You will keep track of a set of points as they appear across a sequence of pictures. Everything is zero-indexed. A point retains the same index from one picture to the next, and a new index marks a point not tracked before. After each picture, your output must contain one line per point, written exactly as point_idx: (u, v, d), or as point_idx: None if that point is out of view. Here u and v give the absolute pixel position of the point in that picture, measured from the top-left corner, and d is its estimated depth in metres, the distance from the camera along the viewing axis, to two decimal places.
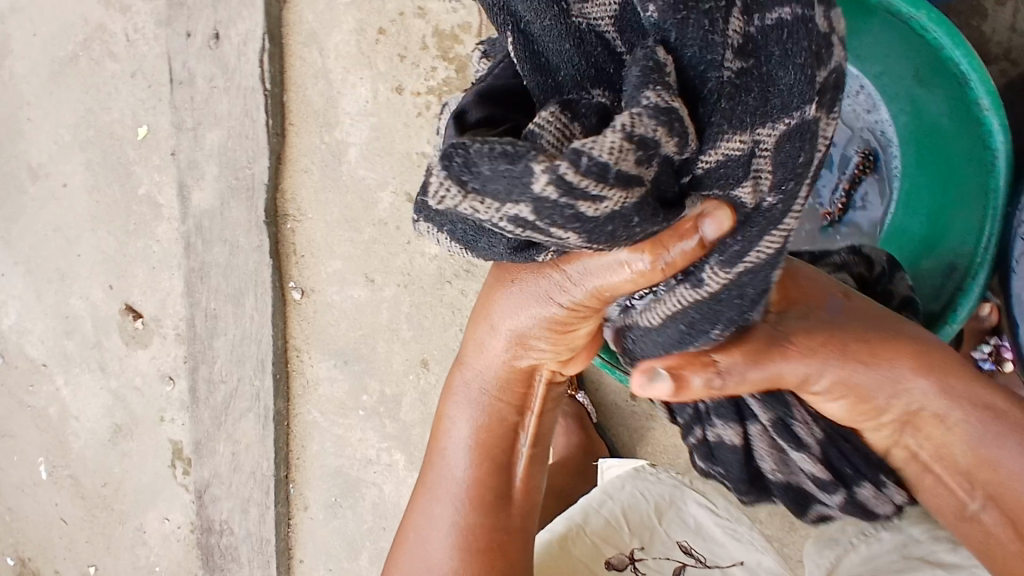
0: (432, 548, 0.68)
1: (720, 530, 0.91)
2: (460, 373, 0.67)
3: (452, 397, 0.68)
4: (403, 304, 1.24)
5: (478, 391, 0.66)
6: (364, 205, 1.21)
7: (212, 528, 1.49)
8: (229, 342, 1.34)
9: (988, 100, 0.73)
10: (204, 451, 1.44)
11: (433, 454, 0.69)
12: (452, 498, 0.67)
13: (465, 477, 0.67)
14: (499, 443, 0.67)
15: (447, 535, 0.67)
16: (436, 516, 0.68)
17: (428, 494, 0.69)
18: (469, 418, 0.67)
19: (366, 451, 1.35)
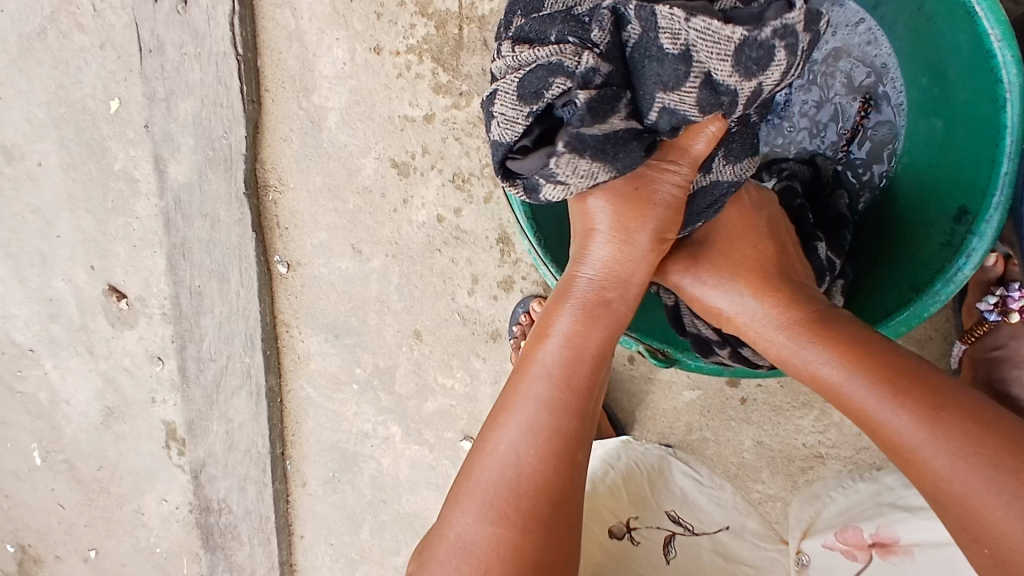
0: (517, 482, 0.58)
1: (705, 499, 0.91)
2: (572, 294, 0.66)
3: (563, 319, 0.65)
4: (392, 274, 1.20)
5: (599, 315, 0.65)
6: (347, 173, 1.17)
7: (211, 507, 1.47)
8: (217, 319, 1.30)
9: (998, 32, 0.67)
10: (198, 431, 1.42)
11: (531, 376, 0.62)
12: (545, 425, 0.60)
13: (568, 405, 0.61)
14: (601, 348, 0.64)
15: (540, 468, 0.58)
16: (521, 444, 0.59)
17: (516, 419, 0.60)
18: (569, 321, 0.64)
19: (362, 425, 1.33)
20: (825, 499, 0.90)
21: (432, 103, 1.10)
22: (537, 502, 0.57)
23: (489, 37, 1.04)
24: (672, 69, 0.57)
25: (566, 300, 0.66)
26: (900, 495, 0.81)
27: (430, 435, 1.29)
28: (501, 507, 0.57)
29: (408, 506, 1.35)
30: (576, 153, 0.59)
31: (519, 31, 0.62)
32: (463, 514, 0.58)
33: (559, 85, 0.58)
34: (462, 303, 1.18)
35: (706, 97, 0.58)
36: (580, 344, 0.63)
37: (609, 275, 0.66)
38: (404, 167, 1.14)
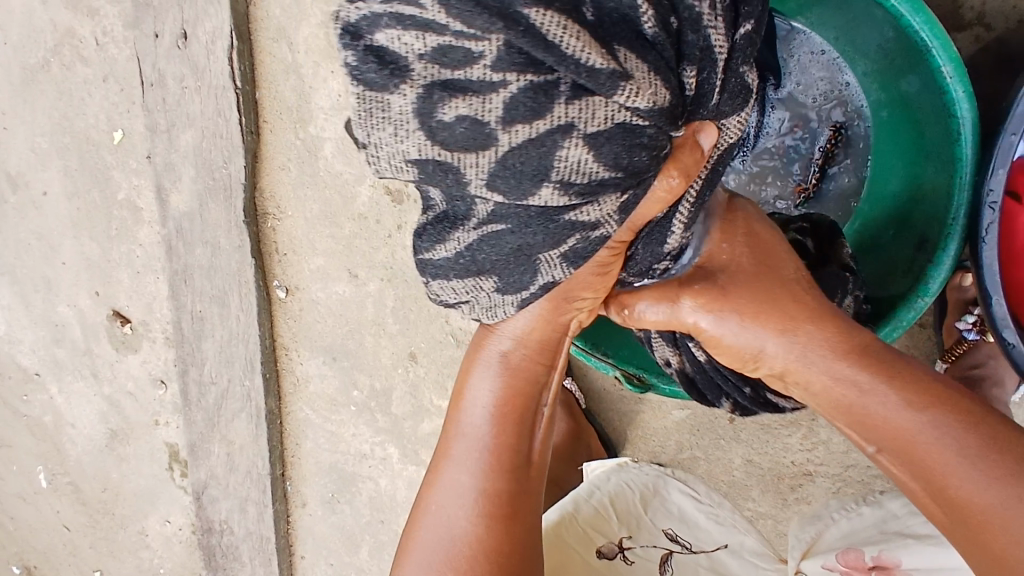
0: (446, 551, 0.64)
1: (702, 515, 0.92)
2: (489, 359, 0.65)
3: (475, 388, 0.66)
4: (388, 297, 1.23)
5: (510, 384, 0.65)
6: (343, 200, 1.20)
7: (212, 528, 1.50)
8: (217, 343, 1.33)
9: (949, 69, 0.69)
10: (200, 452, 1.45)
11: (445, 444, 0.67)
12: (481, 489, 0.65)
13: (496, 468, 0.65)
14: (521, 405, 0.66)
15: (465, 528, 0.64)
16: (457, 514, 0.65)
17: (445, 485, 0.66)
18: (490, 379, 0.65)
19: (360, 446, 1.36)
20: (826, 520, 0.92)
21: None
22: (471, 565, 0.63)
23: None
24: (535, 159, 0.47)
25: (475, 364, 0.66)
26: (906, 523, 0.82)
27: (426, 455, 1.31)
28: (438, 571, 0.64)
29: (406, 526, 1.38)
30: (445, 276, 0.58)
31: (452, 145, 0.47)
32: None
33: (450, 238, 0.55)
34: (456, 325, 1.20)
35: (606, 154, 0.48)
36: (501, 421, 0.65)
37: (519, 342, 0.64)
38: (398, 193, 1.17)
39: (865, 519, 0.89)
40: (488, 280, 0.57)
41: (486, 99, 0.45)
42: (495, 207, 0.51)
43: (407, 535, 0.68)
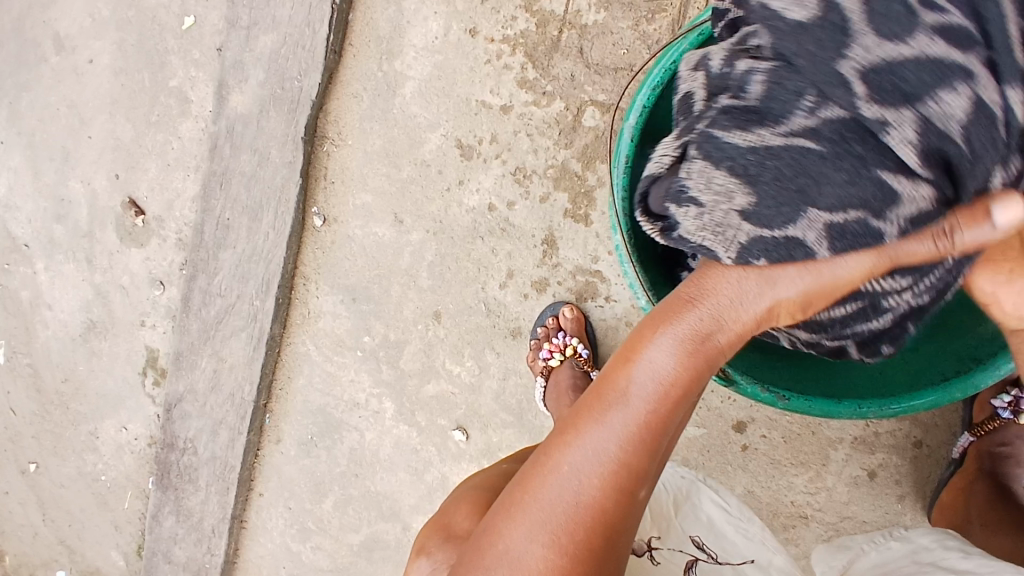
0: (564, 519, 0.57)
1: (731, 528, 0.88)
2: (682, 323, 0.60)
3: (654, 353, 0.60)
4: (428, 251, 1.20)
5: (687, 359, 0.60)
6: (409, 143, 1.17)
7: (175, 445, 1.45)
8: (236, 256, 1.29)
9: None
10: (184, 363, 1.39)
11: (594, 404, 0.60)
12: (614, 457, 0.58)
13: (646, 446, 0.59)
14: (686, 386, 0.59)
15: (594, 500, 0.57)
16: (584, 472, 0.58)
17: (582, 446, 0.59)
18: (663, 355, 0.59)
19: (355, 394, 1.32)
20: (856, 549, 0.90)
21: (514, 95, 1.09)
22: (585, 531, 0.57)
23: (587, 46, 1.04)
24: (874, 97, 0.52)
25: (663, 325, 0.61)
26: (941, 558, 0.79)
27: (422, 418, 1.29)
28: (549, 532, 0.57)
29: (380, 485, 1.36)
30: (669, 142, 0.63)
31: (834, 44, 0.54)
32: (515, 531, 0.58)
33: (696, 107, 0.61)
34: (490, 295, 1.18)
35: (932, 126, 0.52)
36: (667, 401, 0.59)
37: (718, 316, 0.60)
38: (467, 150, 1.14)
39: (895, 552, 0.86)
40: (690, 170, 0.58)
41: (889, 33, 0.52)
42: (813, 171, 0.54)
43: (519, 489, 0.60)
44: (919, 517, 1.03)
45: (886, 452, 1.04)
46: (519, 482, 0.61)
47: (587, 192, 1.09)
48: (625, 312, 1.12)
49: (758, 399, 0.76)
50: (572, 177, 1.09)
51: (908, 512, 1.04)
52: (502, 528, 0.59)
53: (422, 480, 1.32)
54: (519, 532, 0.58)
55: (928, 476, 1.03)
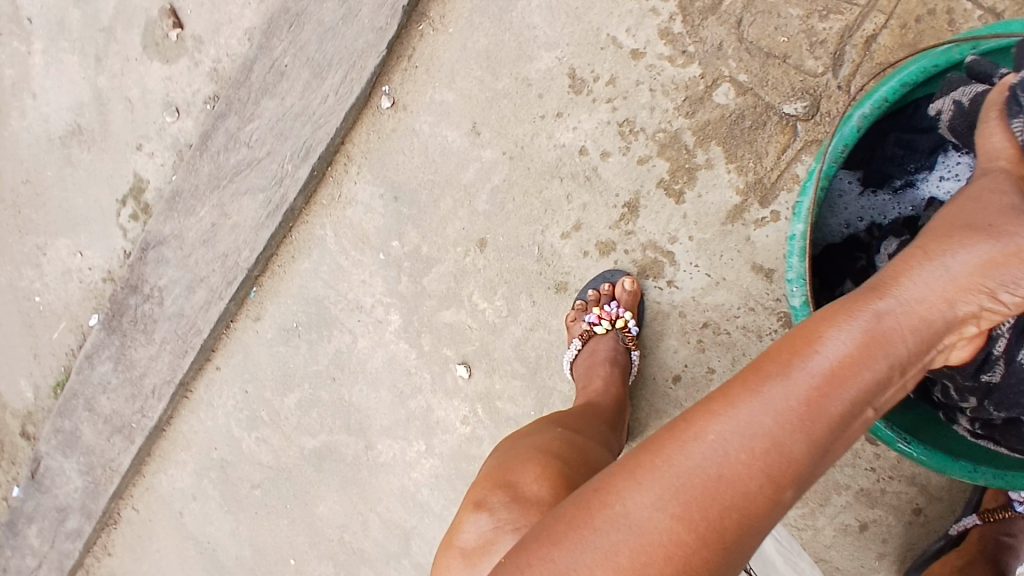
0: (700, 492, 0.44)
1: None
2: (854, 321, 0.51)
3: (823, 338, 0.49)
4: (496, 174, 1.11)
5: (872, 350, 0.49)
6: (517, 54, 1.07)
7: (139, 289, 1.31)
8: (282, 110, 1.16)
9: None
10: (180, 205, 1.25)
11: (747, 378, 0.49)
12: (772, 436, 0.45)
13: (807, 430, 0.46)
14: (869, 381, 0.48)
15: (739, 477, 0.44)
16: (735, 445, 0.45)
17: (736, 416, 0.46)
18: (847, 341, 0.49)
19: (360, 296, 1.22)
20: None
21: (651, 43, 1.00)
22: (725, 516, 0.44)
23: (748, 19, 0.97)
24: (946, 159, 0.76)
25: (836, 319, 0.51)
26: None
27: (427, 342, 1.20)
28: (681, 506, 0.44)
29: (354, 397, 1.27)
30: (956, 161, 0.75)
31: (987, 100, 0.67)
32: (636, 494, 0.45)
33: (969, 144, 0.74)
34: (547, 240, 1.10)
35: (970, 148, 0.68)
36: (834, 387, 0.47)
37: (908, 322, 0.52)
38: (578, 84, 1.05)
39: None
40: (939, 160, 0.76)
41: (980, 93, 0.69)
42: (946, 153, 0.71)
43: (643, 453, 0.48)
44: None
45: (885, 510, 1.05)
46: (641, 448, 0.48)
47: (691, 168, 1.02)
48: (682, 301, 1.06)
49: (877, 434, 0.75)
50: (681, 148, 1.01)
51: (882, 569, 1.06)
52: (618, 489, 0.46)
53: (403, 405, 1.24)
54: (640, 495, 0.45)
55: (914, 543, 1.05)
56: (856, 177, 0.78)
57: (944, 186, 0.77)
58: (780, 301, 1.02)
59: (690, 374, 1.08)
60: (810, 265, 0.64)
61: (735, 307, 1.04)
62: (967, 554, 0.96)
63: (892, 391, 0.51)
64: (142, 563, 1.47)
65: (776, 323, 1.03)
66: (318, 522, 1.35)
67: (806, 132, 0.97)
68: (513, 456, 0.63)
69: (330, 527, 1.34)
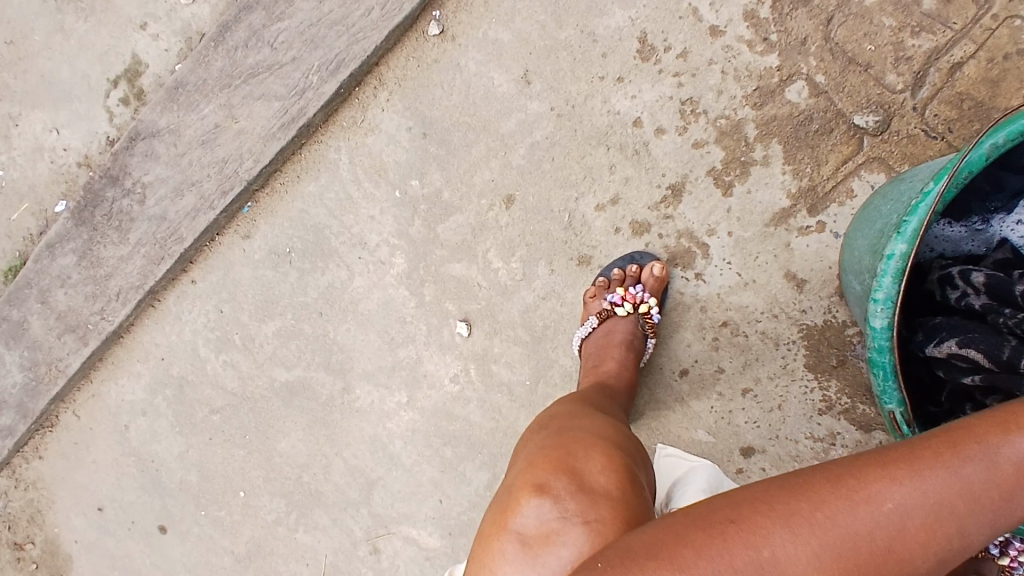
0: (861, 560, 0.41)
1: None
2: None
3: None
4: (538, 129, 1.04)
5: None
6: (587, 7, 1.00)
7: (121, 181, 1.21)
8: (317, 14, 1.07)
9: None
10: (180, 98, 1.14)
11: (938, 447, 0.44)
12: (953, 522, 0.42)
13: (993, 522, 0.42)
14: None
15: (910, 557, 0.41)
16: (909, 520, 0.42)
17: (920, 490, 0.42)
18: None
19: (366, 232, 1.14)
20: None
21: (733, 23, 0.96)
22: None
23: (838, 18, 0.93)
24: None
25: None
26: None
27: (429, 293, 1.14)
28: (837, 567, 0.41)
29: (340, 336, 1.20)
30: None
31: None
32: (785, 544, 0.42)
33: None
34: (579, 209, 1.05)
35: None
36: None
37: None
38: (647, 50, 0.99)
39: None
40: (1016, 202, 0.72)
41: None
42: None
43: (796, 498, 0.44)
44: None
45: None
46: (794, 489, 0.45)
47: (746, 162, 0.98)
48: (706, 296, 1.02)
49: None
50: (740, 139, 0.97)
51: None
52: (766, 529, 0.43)
53: (392, 353, 1.18)
54: (790, 545, 0.42)
55: None
56: None
57: (1019, 231, 0.73)
58: (805, 313, 0.98)
59: (698, 370, 1.03)
60: (902, 286, 0.60)
61: (758, 311, 1.00)
62: None
63: None
64: (73, 473, 1.36)
65: (796, 333, 0.98)
66: (276, 459, 1.26)
67: (870, 146, 0.94)
68: (573, 442, 0.67)
69: (288, 466, 1.26)
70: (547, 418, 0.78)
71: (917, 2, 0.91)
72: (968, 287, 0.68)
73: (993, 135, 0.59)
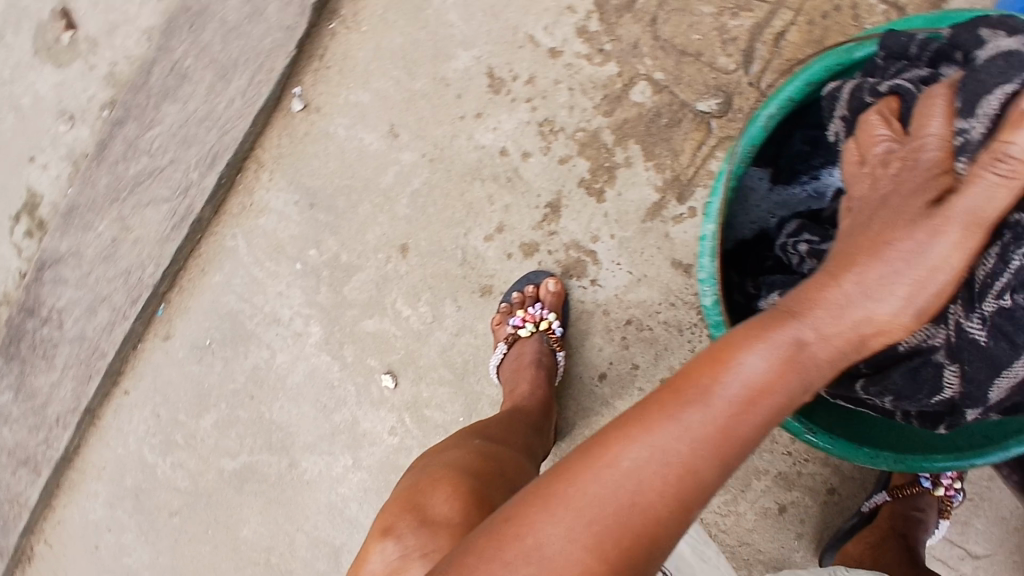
0: (612, 522, 0.45)
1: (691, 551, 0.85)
2: (772, 335, 0.50)
3: (748, 351, 0.49)
4: (415, 178, 1.08)
5: (785, 366, 0.49)
6: (434, 54, 1.05)
7: (38, 311, 1.23)
8: (184, 113, 1.11)
9: None
10: (76, 219, 1.18)
11: (665, 398, 0.49)
12: (682, 466, 0.46)
13: (720, 456, 0.47)
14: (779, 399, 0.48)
15: (649, 508, 0.45)
16: (644, 474, 0.46)
17: (650, 442, 0.46)
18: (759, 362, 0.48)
19: (278, 309, 1.17)
20: None
21: (568, 41, 1.01)
22: (630, 544, 0.45)
23: (662, 17, 0.99)
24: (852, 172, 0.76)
25: (755, 334, 0.50)
26: None
27: (349, 353, 1.16)
28: (589, 533, 0.45)
29: (276, 414, 1.21)
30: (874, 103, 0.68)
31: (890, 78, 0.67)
32: (541, 528, 0.45)
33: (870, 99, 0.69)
34: (470, 244, 1.08)
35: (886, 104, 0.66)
36: (753, 408, 0.48)
37: (829, 335, 0.50)
38: (497, 83, 1.03)
39: None
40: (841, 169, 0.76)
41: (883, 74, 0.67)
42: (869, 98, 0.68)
43: (553, 480, 0.47)
44: (809, 556, 1.12)
45: (801, 491, 1.11)
46: (554, 472, 0.48)
47: (611, 167, 1.02)
48: (606, 300, 1.05)
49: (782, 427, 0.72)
50: (601, 147, 1.02)
51: (801, 549, 1.11)
52: (532, 518, 0.46)
53: (328, 419, 1.19)
54: (549, 526, 0.45)
55: (830, 524, 1.11)
56: (763, 173, 0.79)
57: None
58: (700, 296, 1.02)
59: (614, 372, 1.05)
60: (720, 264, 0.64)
61: (656, 303, 1.03)
62: (881, 530, 1.03)
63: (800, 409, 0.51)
64: None
65: (695, 317, 1.02)
66: (242, 548, 1.26)
67: (720, 128, 0.98)
68: (426, 479, 0.70)
69: (253, 552, 1.26)
70: (424, 454, 0.81)
71: None
72: (803, 253, 0.73)
73: (762, 110, 0.70)
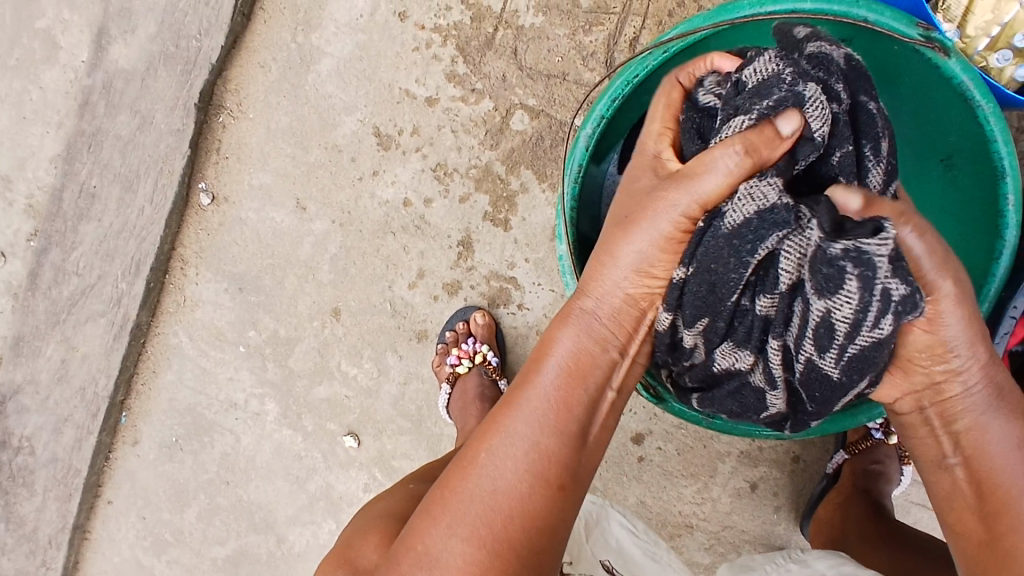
0: (484, 518, 0.54)
1: (640, 552, 0.86)
2: (573, 322, 0.61)
3: (556, 342, 0.61)
4: (331, 243, 1.12)
5: (588, 341, 0.60)
6: (321, 125, 1.10)
7: (8, 444, 1.26)
8: (102, 229, 1.15)
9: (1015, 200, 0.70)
10: (25, 349, 1.22)
11: (504, 401, 0.60)
12: (527, 445, 0.56)
13: (553, 427, 0.57)
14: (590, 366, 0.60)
15: (509, 489, 0.55)
16: (498, 467, 0.56)
17: (499, 436, 0.57)
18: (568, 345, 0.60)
19: (232, 394, 1.20)
20: (759, 570, 0.93)
21: (441, 88, 1.05)
22: (505, 525, 0.54)
23: (522, 47, 1.03)
24: None
25: (559, 326, 0.62)
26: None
27: (308, 422, 1.19)
28: (469, 527, 0.54)
29: (252, 495, 1.23)
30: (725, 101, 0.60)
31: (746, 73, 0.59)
32: (434, 536, 0.55)
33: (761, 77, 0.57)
34: (397, 295, 1.11)
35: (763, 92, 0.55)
36: (575, 383, 0.59)
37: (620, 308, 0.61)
38: (385, 140, 1.08)
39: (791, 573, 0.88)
40: None
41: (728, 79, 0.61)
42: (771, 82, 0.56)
43: (435, 497, 0.58)
44: (791, 527, 1.13)
45: (768, 465, 1.13)
46: (439, 492, 0.58)
47: (509, 196, 1.05)
48: (536, 321, 1.08)
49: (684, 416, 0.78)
50: (495, 179, 1.05)
51: (781, 522, 1.12)
52: (420, 534, 0.56)
53: (303, 489, 1.21)
54: (437, 532, 0.55)
55: (803, 490, 1.12)
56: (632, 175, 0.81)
57: None
58: None
59: None
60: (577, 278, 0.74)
61: None
62: (844, 491, 1.03)
63: (622, 372, 0.61)
64: None
65: None
66: None
67: None
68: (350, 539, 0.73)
69: None
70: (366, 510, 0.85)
71: (577, 5, 1.01)
72: None
73: (583, 130, 0.73)
